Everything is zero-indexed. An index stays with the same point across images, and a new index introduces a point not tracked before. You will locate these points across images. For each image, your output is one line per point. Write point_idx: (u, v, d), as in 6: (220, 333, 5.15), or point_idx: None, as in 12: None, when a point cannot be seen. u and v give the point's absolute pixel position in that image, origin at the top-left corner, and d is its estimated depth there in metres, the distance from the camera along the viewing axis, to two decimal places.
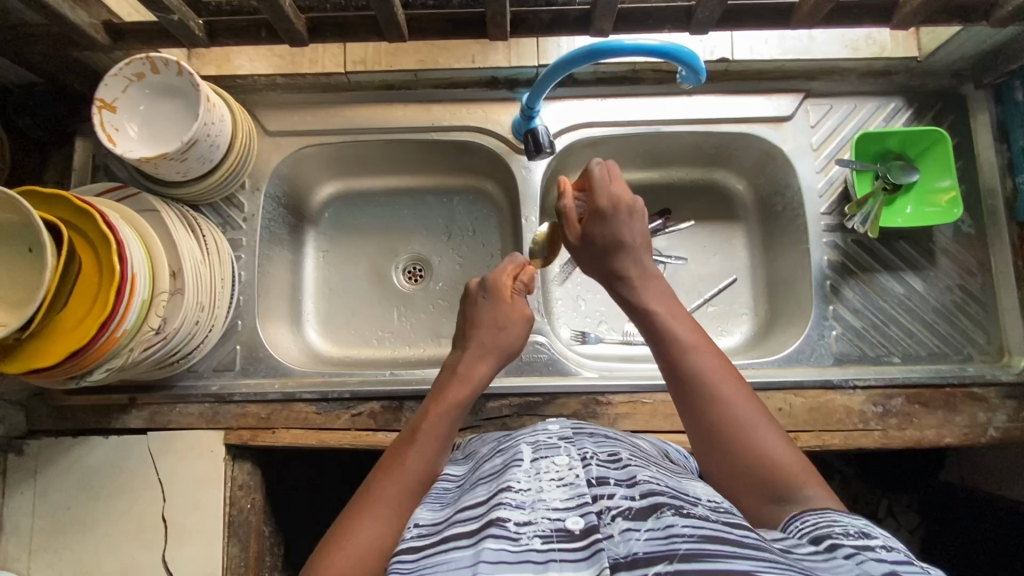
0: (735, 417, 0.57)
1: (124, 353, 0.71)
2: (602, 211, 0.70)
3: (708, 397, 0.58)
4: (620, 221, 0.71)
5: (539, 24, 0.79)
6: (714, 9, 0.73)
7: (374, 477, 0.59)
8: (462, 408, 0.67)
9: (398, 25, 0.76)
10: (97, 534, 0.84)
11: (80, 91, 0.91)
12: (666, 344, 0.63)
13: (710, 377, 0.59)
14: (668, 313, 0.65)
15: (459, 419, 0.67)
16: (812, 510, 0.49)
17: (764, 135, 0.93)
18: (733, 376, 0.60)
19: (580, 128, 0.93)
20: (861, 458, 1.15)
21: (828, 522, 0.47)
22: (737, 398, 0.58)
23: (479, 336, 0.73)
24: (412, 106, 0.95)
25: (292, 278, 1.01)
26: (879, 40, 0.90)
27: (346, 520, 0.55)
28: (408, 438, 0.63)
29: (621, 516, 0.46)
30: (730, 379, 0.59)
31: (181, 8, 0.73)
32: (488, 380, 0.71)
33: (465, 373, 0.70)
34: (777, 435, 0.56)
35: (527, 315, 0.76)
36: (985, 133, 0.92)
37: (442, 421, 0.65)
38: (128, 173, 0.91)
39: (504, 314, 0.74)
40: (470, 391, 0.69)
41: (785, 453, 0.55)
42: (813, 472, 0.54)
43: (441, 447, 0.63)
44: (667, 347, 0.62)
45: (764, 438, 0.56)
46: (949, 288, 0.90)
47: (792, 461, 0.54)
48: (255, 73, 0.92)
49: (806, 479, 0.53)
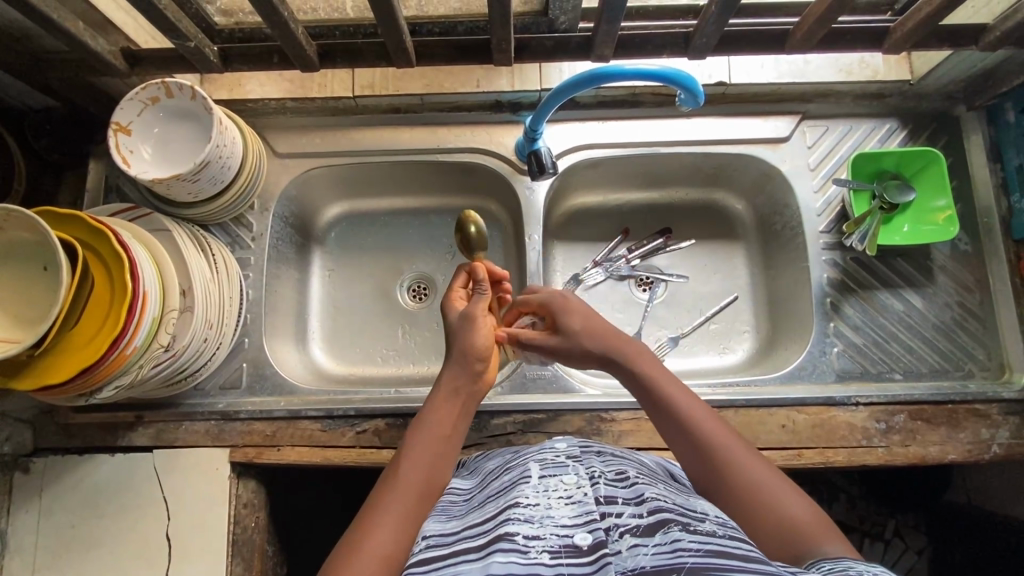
0: (748, 478, 0.56)
1: (134, 370, 0.72)
2: (548, 307, 0.73)
3: (713, 463, 0.58)
4: (564, 313, 0.71)
5: (542, 50, 0.82)
6: (711, 35, 0.75)
7: (377, 491, 0.59)
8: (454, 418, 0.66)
9: (406, 51, 0.78)
10: (102, 552, 0.84)
11: (96, 114, 0.93)
12: (657, 400, 0.63)
13: (712, 441, 0.59)
14: (654, 372, 0.64)
15: (456, 428, 0.66)
16: (827, 559, 0.48)
17: (763, 156, 0.95)
18: (733, 435, 0.60)
19: (581, 150, 0.96)
20: (867, 478, 1.13)
21: (841, 569, 0.46)
22: (740, 453, 0.58)
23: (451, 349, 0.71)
24: (418, 129, 0.97)
25: (299, 297, 1.02)
26: (872, 64, 0.92)
27: (348, 542, 0.54)
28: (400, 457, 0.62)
29: (629, 532, 0.47)
30: (731, 440, 0.59)
31: (197, 35, 0.76)
32: (468, 387, 0.68)
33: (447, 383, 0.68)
34: (790, 490, 0.56)
35: (472, 313, 0.71)
36: (980, 153, 0.93)
37: (434, 431, 0.64)
38: (138, 194, 0.93)
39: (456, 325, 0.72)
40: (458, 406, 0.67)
41: (800, 508, 0.54)
42: (821, 514, 0.54)
43: (436, 458, 0.62)
44: (664, 410, 0.62)
45: (773, 488, 0.56)
46: (947, 305, 0.91)
47: (807, 514, 0.54)
48: (265, 98, 0.95)
49: (822, 533, 0.52)
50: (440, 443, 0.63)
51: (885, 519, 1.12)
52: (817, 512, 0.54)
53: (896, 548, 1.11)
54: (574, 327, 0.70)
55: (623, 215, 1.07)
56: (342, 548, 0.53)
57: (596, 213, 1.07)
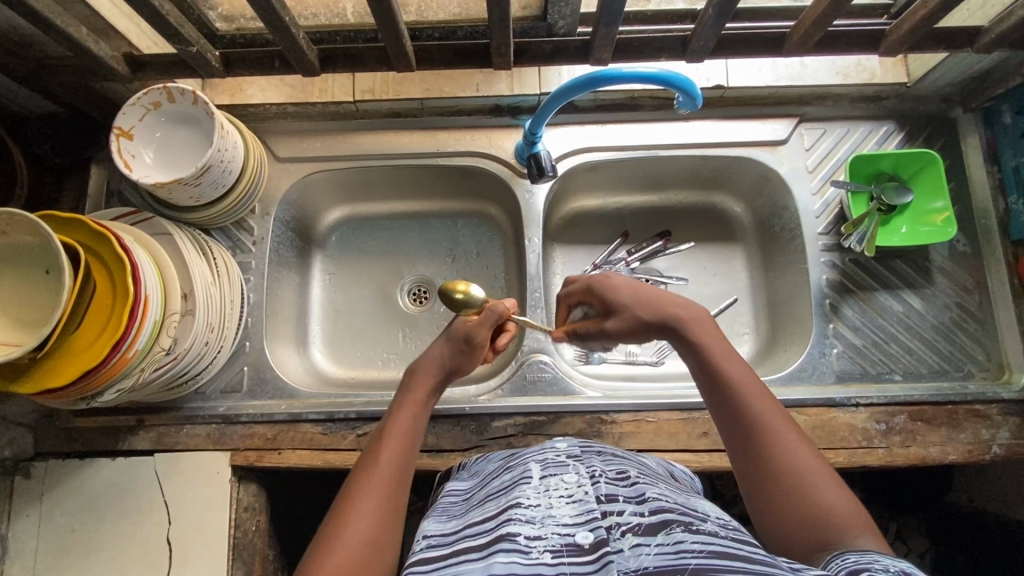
0: (791, 465, 0.55)
1: (135, 373, 0.72)
2: (593, 288, 0.69)
3: (759, 444, 0.57)
4: (612, 290, 0.67)
5: (541, 54, 0.82)
6: (708, 39, 0.76)
7: (353, 479, 0.58)
8: (423, 405, 0.66)
9: (406, 56, 0.79)
10: (102, 557, 0.84)
11: (99, 119, 0.94)
12: (711, 374, 0.61)
13: (762, 422, 0.58)
14: (714, 347, 0.62)
15: (426, 416, 0.66)
16: (854, 550, 0.49)
17: (762, 158, 0.96)
18: (784, 419, 0.58)
19: (581, 153, 0.96)
20: (868, 480, 1.14)
21: (868, 560, 0.46)
22: (788, 439, 0.57)
23: (436, 348, 0.69)
24: (418, 133, 0.98)
25: (300, 301, 1.03)
26: (869, 67, 0.93)
27: (325, 538, 0.53)
28: (374, 448, 0.61)
29: (631, 531, 0.47)
30: (782, 425, 0.58)
31: (199, 40, 0.76)
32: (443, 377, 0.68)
33: (421, 370, 0.68)
34: (832, 482, 0.55)
35: (477, 340, 0.68)
36: (977, 154, 0.94)
37: (405, 420, 0.63)
38: (140, 198, 0.94)
39: (458, 331, 0.69)
40: (427, 397, 0.67)
41: (839, 500, 0.53)
42: (862, 512, 0.53)
43: (408, 443, 0.61)
44: (716, 385, 0.60)
45: (815, 479, 0.55)
46: (947, 306, 0.91)
47: (846, 507, 0.53)
48: (267, 102, 0.96)
49: (859, 528, 0.52)
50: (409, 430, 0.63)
51: (887, 523, 1.13)
52: (857, 509, 0.54)
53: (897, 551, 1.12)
54: (625, 300, 0.66)
55: (622, 218, 1.08)
56: (318, 545, 0.52)
57: (595, 217, 1.08)
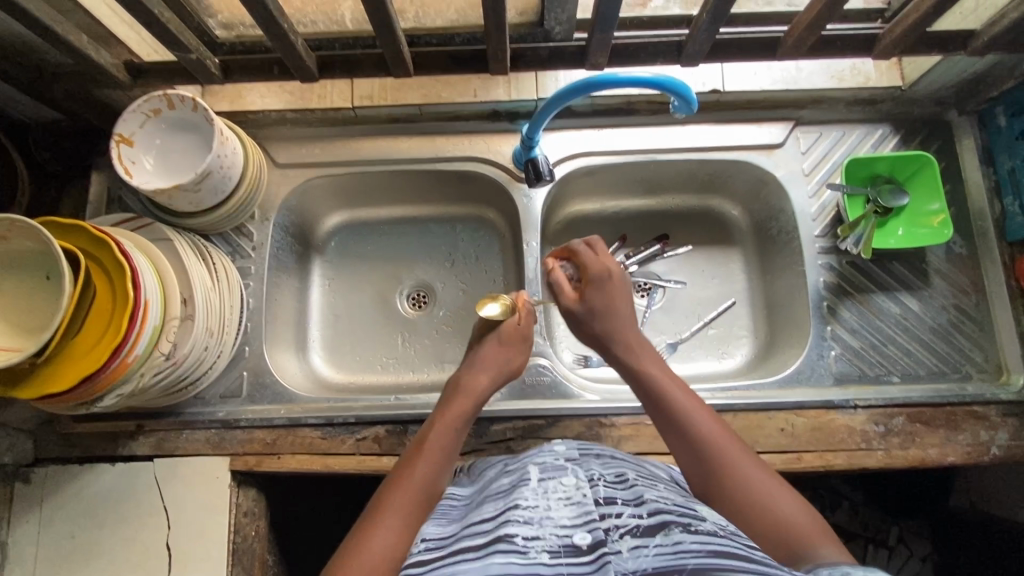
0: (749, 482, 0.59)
1: (135, 378, 0.73)
2: (593, 276, 0.75)
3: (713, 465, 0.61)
4: (606, 287, 0.74)
5: (537, 60, 0.83)
6: (703, 43, 0.77)
7: (385, 488, 0.61)
8: (465, 420, 0.69)
9: (404, 61, 0.80)
10: (101, 562, 0.84)
11: (99, 126, 0.95)
12: (661, 403, 0.66)
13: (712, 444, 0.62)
14: (661, 378, 0.68)
15: (464, 431, 0.69)
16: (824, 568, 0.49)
17: (758, 161, 0.96)
18: (735, 441, 0.63)
19: (578, 158, 0.97)
20: (867, 483, 1.14)
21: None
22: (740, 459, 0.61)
23: (484, 355, 0.76)
24: (417, 138, 0.99)
25: (299, 306, 1.03)
26: (864, 71, 0.94)
27: (353, 543, 0.55)
28: (410, 459, 0.64)
29: (629, 533, 0.48)
30: (731, 447, 0.62)
31: (199, 47, 0.77)
32: (488, 392, 0.73)
33: (468, 386, 0.72)
34: (790, 497, 0.58)
35: (527, 337, 0.78)
36: (972, 156, 0.94)
37: (446, 434, 0.66)
38: (141, 205, 0.94)
39: (508, 334, 0.77)
40: (472, 404, 0.71)
41: (801, 514, 0.57)
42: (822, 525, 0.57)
43: (446, 457, 0.65)
44: (665, 413, 0.66)
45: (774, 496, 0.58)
46: (945, 308, 0.92)
47: (806, 519, 0.57)
48: (266, 109, 0.96)
49: (819, 536, 0.55)
50: (448, 443, 0.66)
51: (888, 526, 1.12)
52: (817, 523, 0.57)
53: (899, 555, 1.10)
54: (605, 302, 0.74)
55: (619, 221, 1.08)
56: (346, 550, 0.54)
57: (594, 221, 1.08)
